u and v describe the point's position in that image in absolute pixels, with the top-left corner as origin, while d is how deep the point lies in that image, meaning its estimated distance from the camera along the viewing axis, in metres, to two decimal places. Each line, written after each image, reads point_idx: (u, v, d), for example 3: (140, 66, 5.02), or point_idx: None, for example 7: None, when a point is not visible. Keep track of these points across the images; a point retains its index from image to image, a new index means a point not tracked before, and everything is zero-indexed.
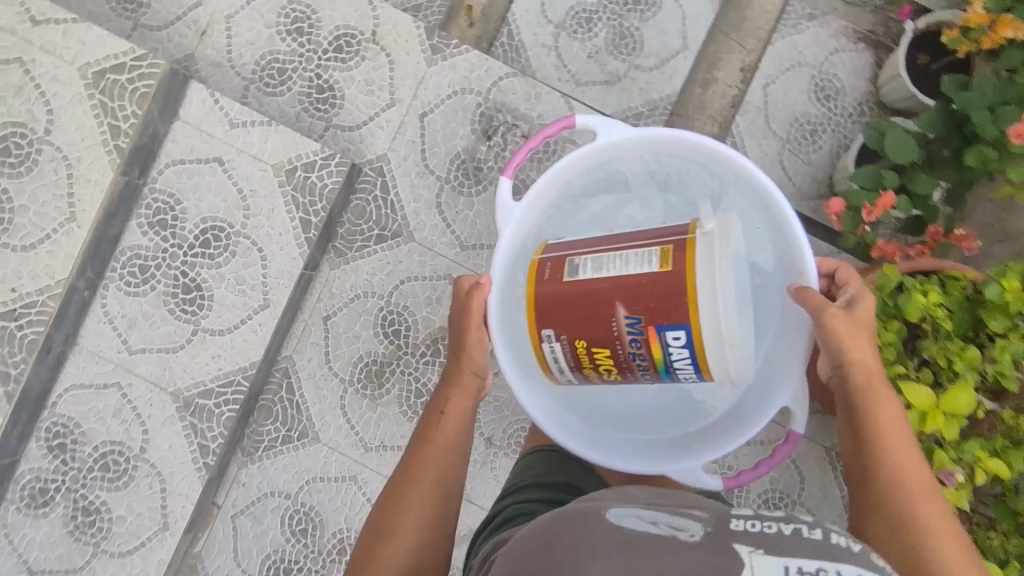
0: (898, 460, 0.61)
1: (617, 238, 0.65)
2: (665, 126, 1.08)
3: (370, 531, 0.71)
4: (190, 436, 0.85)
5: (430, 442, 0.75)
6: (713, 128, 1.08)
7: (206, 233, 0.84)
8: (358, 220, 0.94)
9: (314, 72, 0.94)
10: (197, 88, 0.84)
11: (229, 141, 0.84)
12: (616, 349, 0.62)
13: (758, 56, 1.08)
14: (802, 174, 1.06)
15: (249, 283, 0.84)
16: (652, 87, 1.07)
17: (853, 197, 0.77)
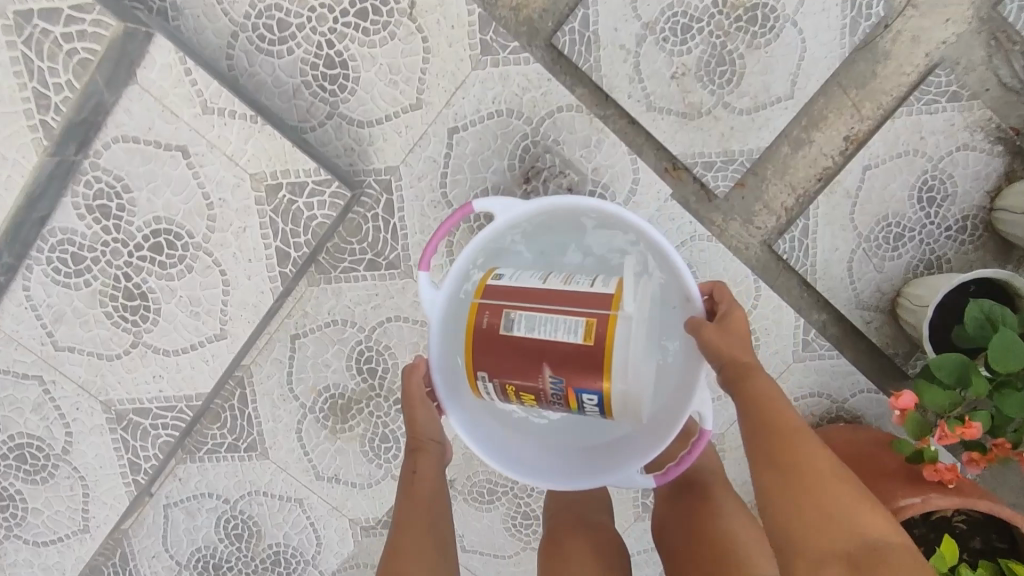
0: (812, 452, 0.57)
1: (543, 295, 0.59)
2: (734, 184, 0.91)
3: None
4: (120, 450, 0.75)
5: (413, 515, 0.64)
6: (786, 199, 0.92)
7: (159, 237, 0.68)
8: (349, 239, 0.78)
9: (327, 36, 0.72)
10: (164, 48, 0.64)
11: (197, 130, 0.66)
12: (540, 395, 0.60)
13: (872, 127, 0.88)
14: (866, 281, 0.92)
15: (205, 306, 0.71)
16: (733, 135, 0.89)
17: (929, 398, 0.66)
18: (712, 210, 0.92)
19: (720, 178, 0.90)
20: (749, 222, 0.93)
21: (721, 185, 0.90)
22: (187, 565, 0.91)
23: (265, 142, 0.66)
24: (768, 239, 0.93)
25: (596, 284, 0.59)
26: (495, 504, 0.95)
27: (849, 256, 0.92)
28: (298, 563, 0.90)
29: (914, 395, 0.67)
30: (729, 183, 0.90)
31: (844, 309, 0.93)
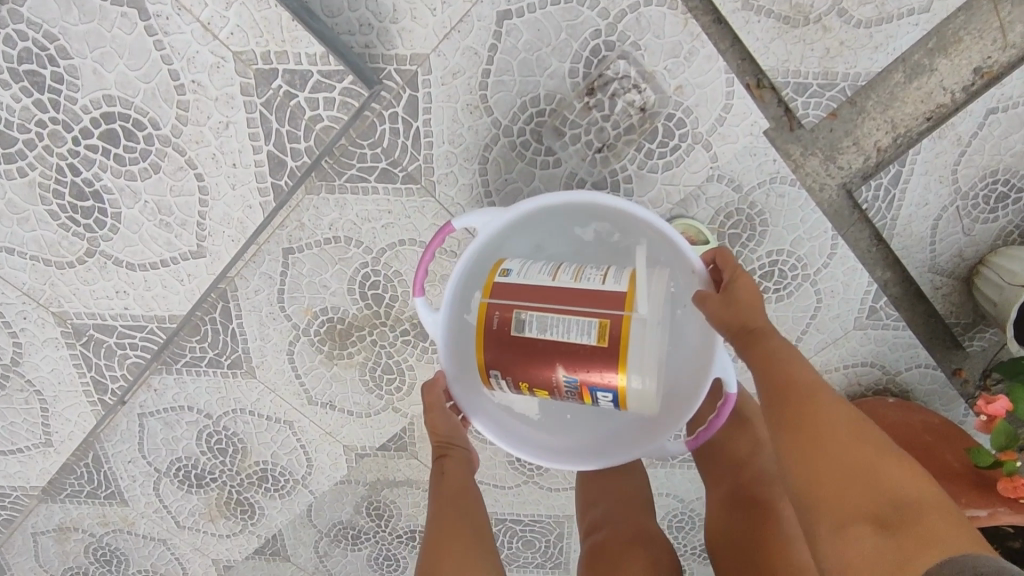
0: (834, 411, 0.48)
1: (553, 290, 0.50)
2: (826, 114, 0.75)
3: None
4: (82, 367, 0.65)
5: (450, 527, 0.57)
6: (886, 138, 0.76)
7: (112, 123, 0.53)
8: (361, 140, 0.62)
9: None
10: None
11: None
12: (553, 391, 0.52)
13: (1009, 61, 0.72)
14: (948, 242, 0.80)
15: (178, 217, 0.57)
16: (841, 52, 0.72)
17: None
18: (791, 140, 0.76)
19: (813, 105, 0.74)
20: (834, 161, 0.78)
21: (811, 114, 0.74)
22: (167, 472, 0.85)
23: (253, 10, 0.49)
24: (850, 182, 0.78)
25: (606, 280, 0.50)
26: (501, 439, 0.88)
27: (940, 214, 0.79)
28: (286, 481, 0.85)
29: (1011, 400, 0.59)
30: (822, 112, 0.74)
31: (918, 271, 0.82)
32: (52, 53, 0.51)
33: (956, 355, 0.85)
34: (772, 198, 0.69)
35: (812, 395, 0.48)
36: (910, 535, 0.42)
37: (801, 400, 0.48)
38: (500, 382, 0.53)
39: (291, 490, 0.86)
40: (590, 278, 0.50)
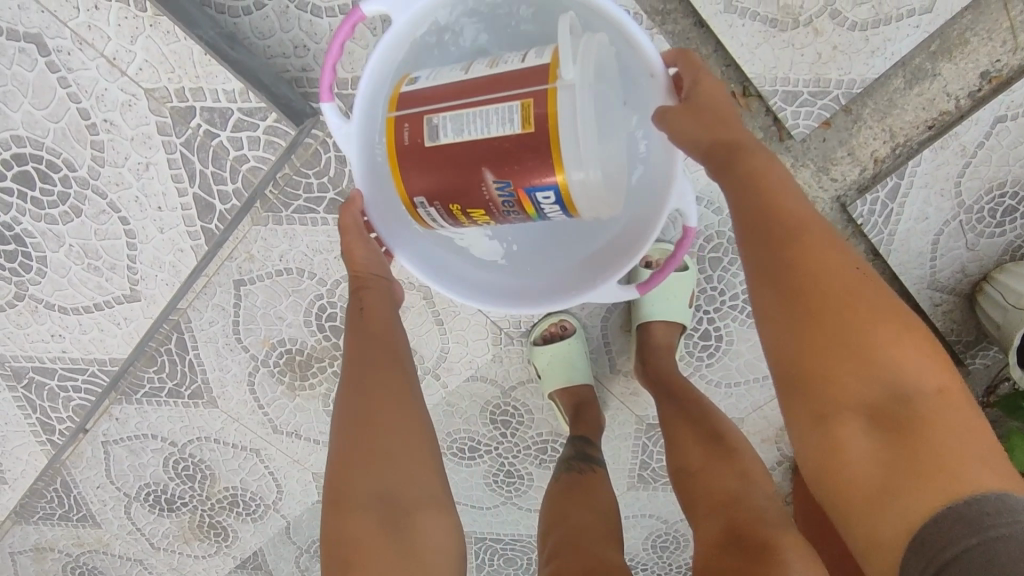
0: (835, 269, 0.40)
1: (472, 80, 0.44)
2: (818, 124, 0.69)
3: (337, 545, 0.45)
4: (26, 411, 0.63)
5: (374, 387, 0.50)
6: (882, 146, 0.70)
7: (24, 164, 0.52)
8: (306, 170, 0.58)
9: None
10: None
11: (64, 19, 0.49)
12: (491, 205, 0.46)
13: (1022, 64, 0.66)
14: (949, 257, 0.74)
15: (106, 261, 0.56)
16: (833, 57, 0.66)
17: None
18: (781, 152, 0.70)
19: (803, 114, 0.68)
20: (826, 173, 0.72)
21: (800, 125, 0.69)
22: (137, 497, 0.83)
23: (161, 42, 0.49)
24: (842, 194, 0.73)
25: (526, 59, 0.43)
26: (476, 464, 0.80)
27: (942, 229, 0.73)
28: (257, 506, 0.83)
29: None
30: (812, 121, 0.68)
31: (917, 287, 0.76)
32: None
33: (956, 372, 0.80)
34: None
35: (817, 253, 0.40)
36: (913, 437, 0.38)
37: (800, 256, 0.40)
38: (431, 211, 0.48)
39: (263, 514, 0.84)
40: (507, 62, 0.44)
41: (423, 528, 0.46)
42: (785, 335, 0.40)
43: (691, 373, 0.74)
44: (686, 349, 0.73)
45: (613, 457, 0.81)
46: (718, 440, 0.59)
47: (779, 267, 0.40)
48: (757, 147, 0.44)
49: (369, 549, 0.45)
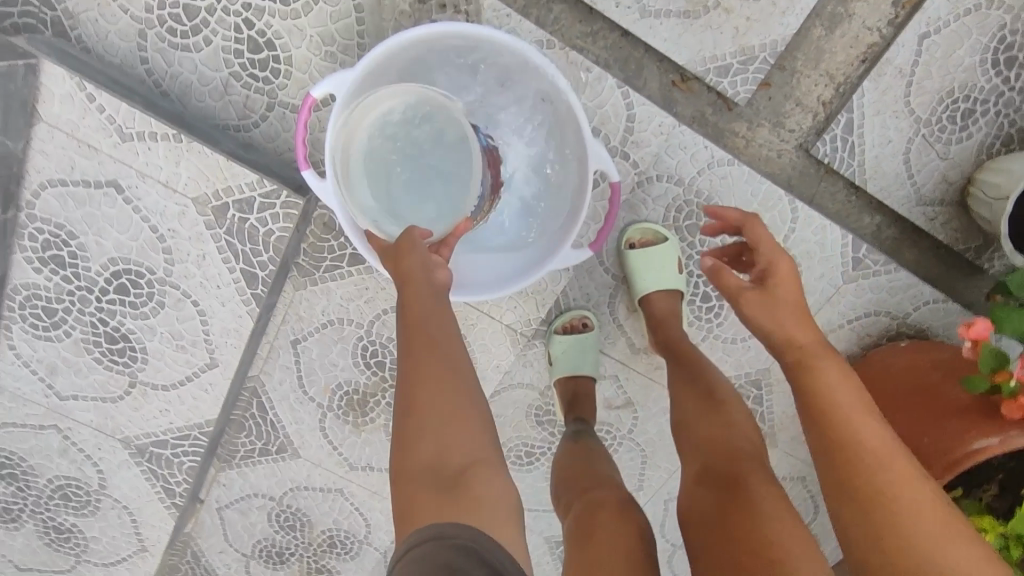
0: (866, 432, 0.47)
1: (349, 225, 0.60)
2: (757, 86, 0.76)
3: (404, 499, 0.47)
4: (152, 480, 0.81)
5: (419, 323, 0.53)
6: (824, 90, 0.76)
7: (120, 278, 0.68)
8: (324, 234, 0.71)
9: (242, 18, 0.65)
10: (57, 76, 0.61)
11: (124, 160, 0.65)
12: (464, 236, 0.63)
13: None
14: (927, 172, 0.77)
15: (189, 340, 0.72)
16: (749, 28, 0.74)
17: (1010, 323, 0.55)
18: (733, 120, 0.77)
19: (740, 82, 0.75)
20: (780, 127, 0.78)
21: (740, 92, 0.76)
22: (253, 554, 0.88)
23: (197, 161, 0.65)
24: (804, 141, 0.78)
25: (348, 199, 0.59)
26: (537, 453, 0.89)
27: (908, 147, 0.77)
28: (353, 543, 0.88)
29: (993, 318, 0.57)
30: (751, 87, 0.76)
31: (904, 208, 0.78)
32: (67, 240, 0.67)
33: (980, 280, 0.81)
34: (716, 183, 0.74)
35: (862, 442, 0.47)
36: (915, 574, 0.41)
37: (830, 419, 0.49)
38: None
39: (359, 550, 0.89)
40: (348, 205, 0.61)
41: (479, 484, 0.46)
42: (830, 482, 0.47)
43: (706, 335, 0.78)
44: (694, 315, 0.78)
45: (664, 436, 0.84)
46: (710, 392, 0.64)
47: (832, 440, 0.48)
48: (822, 359, 0.51)
49: (430, 506, 0.45)
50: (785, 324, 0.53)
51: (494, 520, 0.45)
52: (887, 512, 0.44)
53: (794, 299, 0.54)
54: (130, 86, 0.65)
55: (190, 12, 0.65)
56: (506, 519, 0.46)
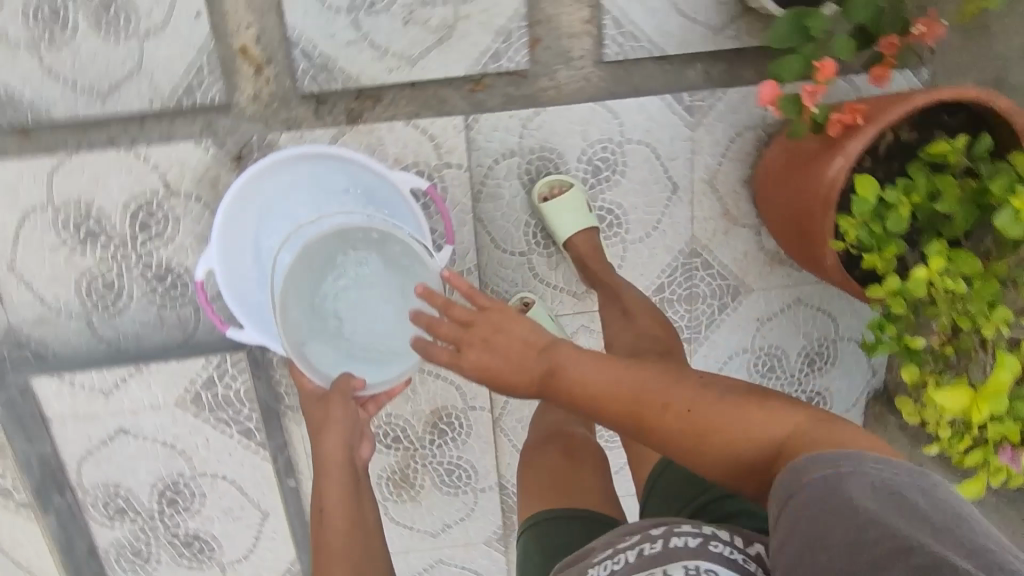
0: (631, 385, 0.63)
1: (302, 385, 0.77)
2: (529, 46, 0.88)
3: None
4: None
5: (338, 517, 0.71)
6: (582, 11, 0.88)
7: (164, 496, 0.89)
8: (286, 372, 0.84)
9: (140, 265, 0.80)
10: (48, 388, 0.84)
11: (115, 411, 0.85)
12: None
13: None
14: (702, 7, 0.87)
15: (238, 506, 0.90)
16: (491, 14, 0.87)
17: (786, 75, 0.67)
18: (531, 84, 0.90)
19: (515, 51, 0.88)
20: (571, 62, 0.89)
21: (521, 59, 0.88)
22: None
23: (156, 376, 0.84)
24: (596, 56, 0.89)
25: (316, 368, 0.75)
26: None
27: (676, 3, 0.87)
28: None
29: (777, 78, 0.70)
30: (526, 50, 0.88)
31: (709, 46, 0.88)
32: (122, 491, 0.89)
33: None
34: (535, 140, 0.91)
35: (642, 407, 0.62)
36: (714, 437, 0.59)
37: (570, 377, 0.63)
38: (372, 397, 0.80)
39: None
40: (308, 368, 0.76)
41: None
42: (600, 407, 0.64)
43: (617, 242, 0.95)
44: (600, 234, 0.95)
45: None
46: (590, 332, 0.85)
47: (603, 411, 0.63)
48: (549, 351, 0.64)
49: None
50: (512, 373, 0.64)
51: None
52: (696, 438, 0.60)
53: (511, 329, 0.64)
54: (93, 354, 0.83)
55: (104, 282, 0.81)
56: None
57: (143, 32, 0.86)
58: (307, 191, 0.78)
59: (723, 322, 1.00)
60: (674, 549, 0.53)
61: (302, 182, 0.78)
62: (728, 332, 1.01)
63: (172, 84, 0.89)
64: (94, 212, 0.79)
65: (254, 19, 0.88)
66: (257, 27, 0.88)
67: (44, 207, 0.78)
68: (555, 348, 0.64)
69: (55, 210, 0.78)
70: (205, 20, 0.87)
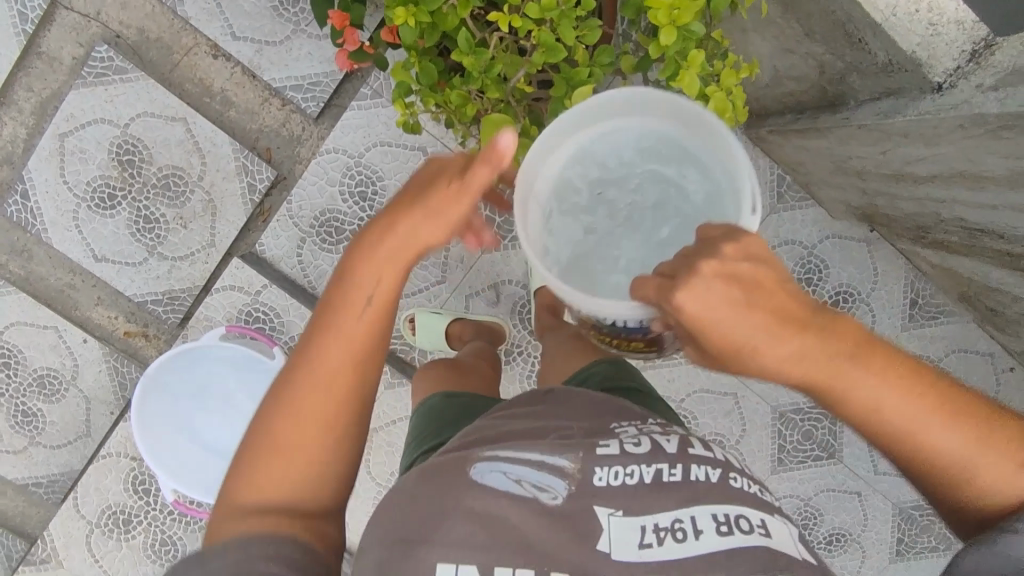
0: (894, 403, 0.49)
1: (398, 203, 0.54)
2: (264, 153, 1.10)
3: (242, 478, 0.52)
4: None
5: (376, 287, 0.53)
6: (272, 105, 1.09)
7: None
8: None
9: (166, 514, 1.05)
10: None
11: None
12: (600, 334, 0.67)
13: (203, 35, 1.07)
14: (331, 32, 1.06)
15: None
16: (223, 167, 1.09)
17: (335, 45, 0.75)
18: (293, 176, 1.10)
19: (258, 174, 1.09)
20: (301, 139, 1.10)
21: (267, 170, 1.09)
22: None
23: None
24: (309, 119, 1.09)
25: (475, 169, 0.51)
26: (514, 367, 1.12)
27: (311, 48, 1.06)
28: None
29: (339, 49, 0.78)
30: (262, 160, 1.09)
31: None
32: None
33: None
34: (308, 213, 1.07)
35: (888, 409, 0.49)
36: (935, 472, 0.50)
37: (831, 380, 0.49)
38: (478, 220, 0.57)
39: None
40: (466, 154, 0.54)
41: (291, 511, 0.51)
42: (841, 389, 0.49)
43: None
44: None
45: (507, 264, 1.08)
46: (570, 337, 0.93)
47: (821, 395, 0.50)
48: (843, 359, 0.49)
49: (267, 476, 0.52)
50: (779, 367, 0.49)
51: (317, 482, 0.53)
52: (905, 437, 0.50)
53: (778, 296, 0.49)
54: None
55: (160, 544, 1.05)
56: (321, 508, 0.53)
57: (71, 378, 1.15)
58: (183, 386, 0.96)
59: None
60: (729, 488, 0.49)
61: (175, 388, 0.95)
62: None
63: (109, 390, 1.15)
64: (117, 509, 1.05)
65: (116, 311, 1.14)
66: (123, 314, 1.14)
67: (91, 527, 1.05)
68: (864, 337, 0.50)
69: (98, 523, 1.05)
70: (92, 338, 1.14)
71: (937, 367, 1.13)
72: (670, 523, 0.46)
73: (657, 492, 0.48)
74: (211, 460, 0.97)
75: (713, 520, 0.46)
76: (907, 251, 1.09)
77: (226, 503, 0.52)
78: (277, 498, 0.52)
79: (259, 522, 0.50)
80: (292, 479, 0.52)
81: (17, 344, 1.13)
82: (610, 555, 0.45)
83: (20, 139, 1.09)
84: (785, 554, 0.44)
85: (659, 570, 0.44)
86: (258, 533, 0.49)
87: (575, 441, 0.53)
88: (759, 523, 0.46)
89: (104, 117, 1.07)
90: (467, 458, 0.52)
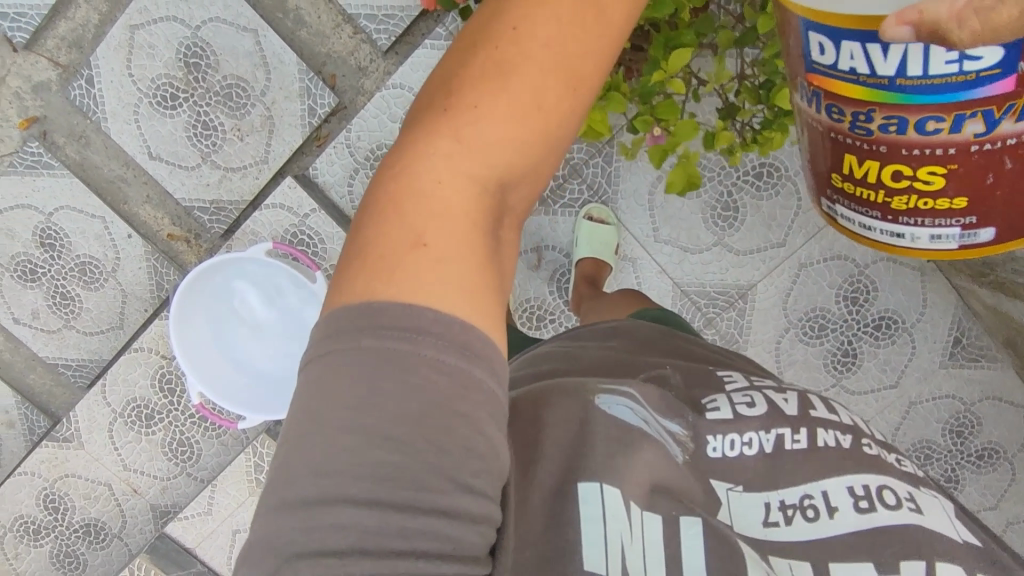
0: None
1: None
2: (329, 79, 1.09)
3: (368, 250, 0.42)
4: None
5: (561, 31, 0.43)
6: (342, 31, 1.08)
7: None
8: None
9: (187, 414, 1.08)
10: (178, 529, 1.09)
11: (223, 519, 1.09)
12: (852, 138, 0.42)
13: None
14: None
15: None
16: (285, 85, 1.08)
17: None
18: (354, 107, 1.10)
19: (318, 98, 1.08)
20: (366, 71, 1.09)
21: (327, 94, 1.08)
22: None
23: (226, 477, 1.08)
24: (378, 51, 1.08)
25: None
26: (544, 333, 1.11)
27: None
28: None
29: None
30: (325, 85, 1.08)
31: None
32: None
33: None
34: (365, 144, 1.08)
35: None
36: None
37: None
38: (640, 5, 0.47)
39: None
40: None
41: (455, 272, 0.42)
42: None
43: None
44: None
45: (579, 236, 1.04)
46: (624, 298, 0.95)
47: None
48: None
49: (411, 261, 0.41)
50: None
51: (476, 266, 0.43)
52: None
53: None
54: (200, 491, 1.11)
55: (179, 443, 1.09)
56: (482, 303, 0.43)
57: (111, 270, 1.17)
58: (223, 295, 0.98)
59: (620, 171, 1.07)
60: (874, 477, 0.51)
61: (215, 297, 0.97)
62: (629, 174, 1.07)
63: (144, 288, 1.17)
64: (141, 404, 1.08)
65: (161, 212, 1.15)
66: (168, 216, 1.16)
67: (112, 417, 1.08)
68: None
69: (119, 413, 1.08)
70: (137, 235, 1.16)
71: (968, 409, 1.11)
72: (800, 499, 0.49)
73: (775, 464, 0.51)
74: (233, 373, 0.98)
75: (849, 495, 0.48)
76: (962, 286, 1.06)
77: (348, 278, 0.42)
78: (421, 294, 0.41)
79: (408, 304, 0.40)
80: (438, 253, 0.42)
81: (64, 228, 1.15)
82: (734, 525, 0.49)
83: (91, 25, 1.09)
84: (933, 531, 0.46)
85: (790, 544, 0.47)
86: (394, 324, 0.40)
87: (677, 385, 0.59)
88: (907, 497, 0.48)
89: (176, 16, 1.06)
90: (586, 388, 0.54)
